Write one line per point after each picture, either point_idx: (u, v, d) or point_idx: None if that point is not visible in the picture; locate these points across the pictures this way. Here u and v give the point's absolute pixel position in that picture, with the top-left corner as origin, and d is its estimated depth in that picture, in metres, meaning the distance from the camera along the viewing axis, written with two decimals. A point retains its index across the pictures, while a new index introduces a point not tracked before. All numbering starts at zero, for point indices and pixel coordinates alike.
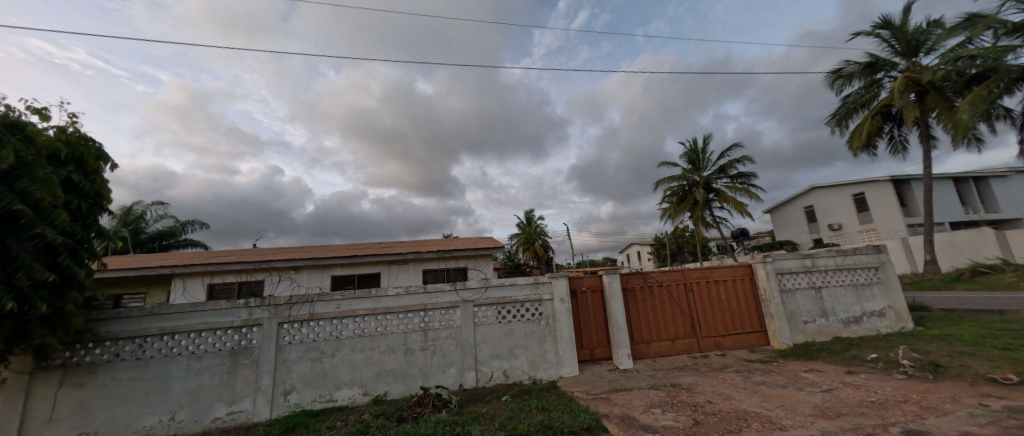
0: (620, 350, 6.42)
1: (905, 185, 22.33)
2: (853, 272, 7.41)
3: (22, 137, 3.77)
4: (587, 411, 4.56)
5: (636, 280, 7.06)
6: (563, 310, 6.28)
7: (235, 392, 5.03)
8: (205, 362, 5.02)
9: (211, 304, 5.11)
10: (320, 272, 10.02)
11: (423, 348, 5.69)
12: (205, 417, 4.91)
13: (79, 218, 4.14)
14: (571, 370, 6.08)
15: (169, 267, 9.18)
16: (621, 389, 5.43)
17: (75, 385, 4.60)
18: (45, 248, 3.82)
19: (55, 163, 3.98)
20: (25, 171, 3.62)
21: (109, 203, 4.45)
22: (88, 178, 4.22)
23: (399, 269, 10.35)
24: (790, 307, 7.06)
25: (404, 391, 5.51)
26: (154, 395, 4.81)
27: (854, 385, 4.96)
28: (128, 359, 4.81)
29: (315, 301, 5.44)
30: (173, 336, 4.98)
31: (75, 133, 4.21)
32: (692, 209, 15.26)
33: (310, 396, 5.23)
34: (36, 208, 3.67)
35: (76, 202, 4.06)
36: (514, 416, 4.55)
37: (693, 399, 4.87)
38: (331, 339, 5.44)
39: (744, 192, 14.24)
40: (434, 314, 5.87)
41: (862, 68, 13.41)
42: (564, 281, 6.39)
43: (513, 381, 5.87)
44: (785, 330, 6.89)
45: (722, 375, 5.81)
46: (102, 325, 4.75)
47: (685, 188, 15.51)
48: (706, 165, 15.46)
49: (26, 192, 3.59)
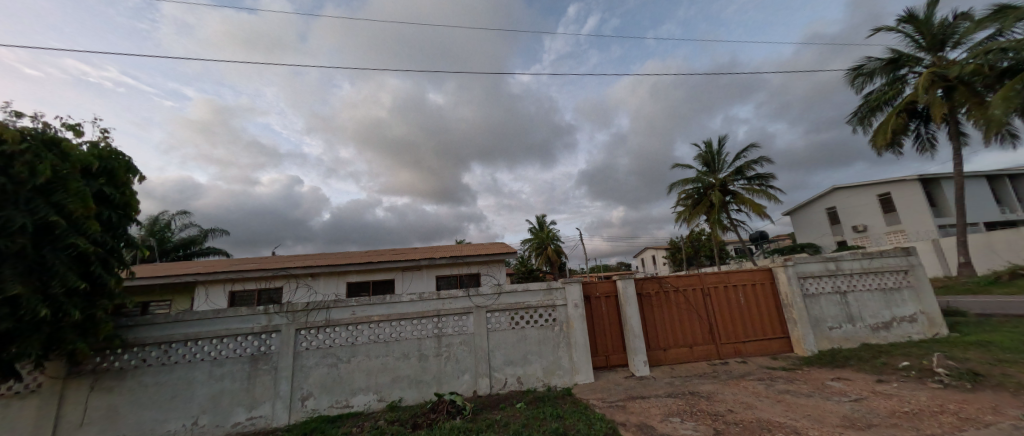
0: (636, 357, 6.32)
1: (935, 184, 21.46)
2: (881, 275, 7.13)
3: (58, 153, 3.99)
4: (603, 419, 4.49)
5: (652, 285, 6.96)
6: (577, 316, 6.23)
7: (255, 397, 5.14)
8: (227, 368, 5.15)
9: (232, 310, 5.25)
10: (336, 279, 10.22)
11: (437, 354, 5.72)
12: (227, 421, 5.02)
13: (111, 228, 4.36)
14: (586, 377, 6.01)
15: (192, 275, 9.50)
16: (638, 396, 5.33)
17: (105, 390, 4.78)
18: (78, 257, 4.01)
19: (87, 175, 4.18)
20: (61, 185, 3.85)
21: (138, 214, 4.67)
22: (118, 190, 4.44)
23: (412, 275, 10.41)
24: (814, 312, 6.83)
25: (418, 397, 5.54)
26: (178, 399, 4.95)
27: (885, 394, 4.74)
28: (154, 364, 4.97)
29: (331, 307, 5.53)
30: (196, 342, 5.13)
31: (107, 148, 4.42)
32: (708, 211, 14.91)
33: (327, 402, 5.30)
34: (71, 219, 3.88)
35: (107, 213, 4.28)
36: (530, 424, 4.51)
37: (713, 408, 4.73)
38: (347, 345, 5.52)
39: (762, 193, 13.81)
40: (448, 320, 5.89)
41: (884, 64, 12.97)
42: (577, 286, 6.33)
43: (527, 388, 5.83)
44: (809, 336, 6.67)
45: (744, 383, 5.65)
46: (130, 331, 4.93)
47: (700, 191, 15.18)
48: (721, 167, 15.13)
49: (61, 204, 3.81)
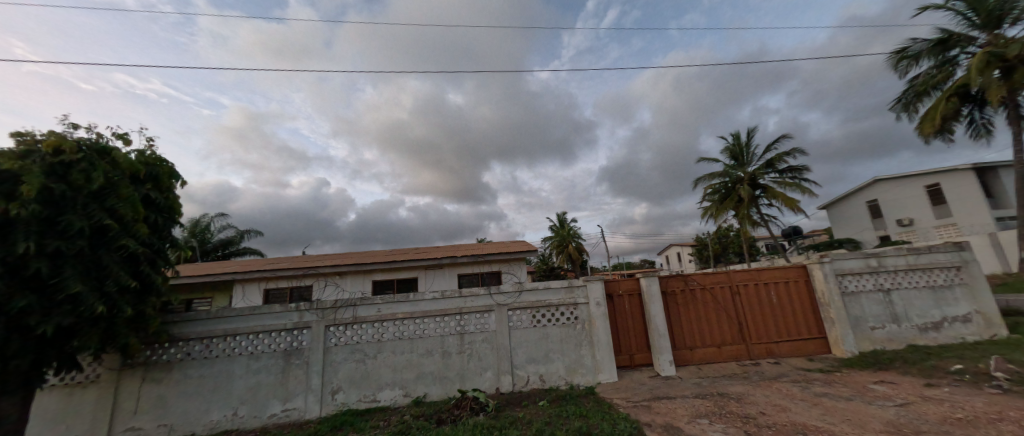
0: (661, 357, 6.19)
1: (992, 173, 19.83)
2: (930, 272, 6.66)
3: (110, 160, 4.32)
4: (627, 419, 4.43)
5: (677, 283, 6.78)
6: (599, 314, 6.16)
7: (289, 390, 5.38)
8: (263, 362, 5.42)
9: (267, 307, 5.52)
10: (362, 277, 10.54)
11: (460, 351, 5.80)
12: (264, 413, 5.29)
13: (157, 230, 4.68)
14: (609, 376, 5.95)
15: (230, 274, 10.03)
16: (664, 397, 5.22)
17: (155, 381, 5.14)
18: (129, 258, 4.33)
19: (136, 181, 4.50)
20: (113, 190, 4.17)
21: (180, 216, 4.99)
22: (163, 194, 4.76)
23: (435, 273, 10.59)
24: (854, 311, 6.47)
25: (442, 393, 5.64)
26: (219, 391, 5.26)
27: (935, 399, 4.44)
28: (197, 358, 5.30)
29: (358, 305, 5.71)
30: (234, 337, 5.43)
31: (152, 155, 4.74)
32: (737, 207, 14.36)
33: (356, 396, 5.49)
34: (122, 222, 4.20)
35: (153, 216, 4.60)
36: (553, 422, 4.51)
37: (743, 410, 4.57)
38: (374, 342, 5.69)
39: (795, 187, 13.16)
40: (470, 317, 5.97)
41: (932, 45, 12.07)
42: (599, 284, 6.27)
43: (550, 386, 5.83)
44: (849, 336, 6.32)
45: (777, 385, 5.42)
46: (175, 327, 5.28)
47: (728, 185, 14.64)
48: (750, 160, 14.54)
49: (113, 208, 4.13)
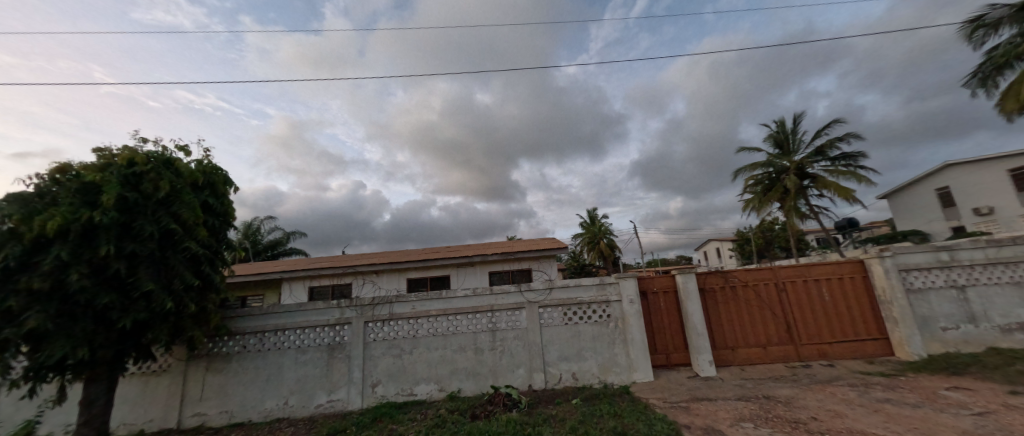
0: (700, 357, 5.95)
1: None
2: (1015, 267, 5.93)
3: (174, 170, 4.76)
4: (664, 420, 4.30)
5: (716, 280, 6.48)
6: (633, 312, 6.02)
7: (333, 382, 5.69)
8: (309, 355, 5.77)
9: (311, 304, 5.87)
10: (397, 275, 10.92)
11: (492, 348, 5.88)
12: (311, 403, 5.63)
13: (214, 233, 5.10)
14: (644, 375, 5.80)
15: (278, 272, 10.74)
16: (704, 398, 5.02)
17: (217, 371, 5.62)
18: (192, 258, 4.75)
19: (196, 188, 4.93)
20: (177, 197, 4.59)
21: (234, 220, 5.40)
22: (219, 200, 5.17)
23: (466, 271, 10.79)
24: (921, 310, 5.89)
25: (476, 388, 5.75)
26: (272, 381, 5.66)
27: (1021, 409, 3.96)
28: (252, 351, 5.73)
29: (394, 302, 5.93)
30: (283, 332, 5.82)
31: (209, 164, 5.17)
32: (782, 198, 13.46)
33: (394, 389, 5.71)
34: (185, 226, 4.61)
35: (211, 220, 5.01)
36: (587, 421, 4.47)
37: (793, 414, 4.30)
38: (410, 337, 5.89)
39: (849, 175, 12.15)
40: (501, 315, 6.03)
41: (1015, 11, 10.70)
42: (632, 281, 6.12)
43: (583, 384, 5.77)
44: (915, 338, 5.77)
45: (830, 388, 5.05)
46: (232, 322, 5.74)
47: (772, 176, 13.76)
48: (797, 148, 13.57)
49: (177, 213, 4.54)
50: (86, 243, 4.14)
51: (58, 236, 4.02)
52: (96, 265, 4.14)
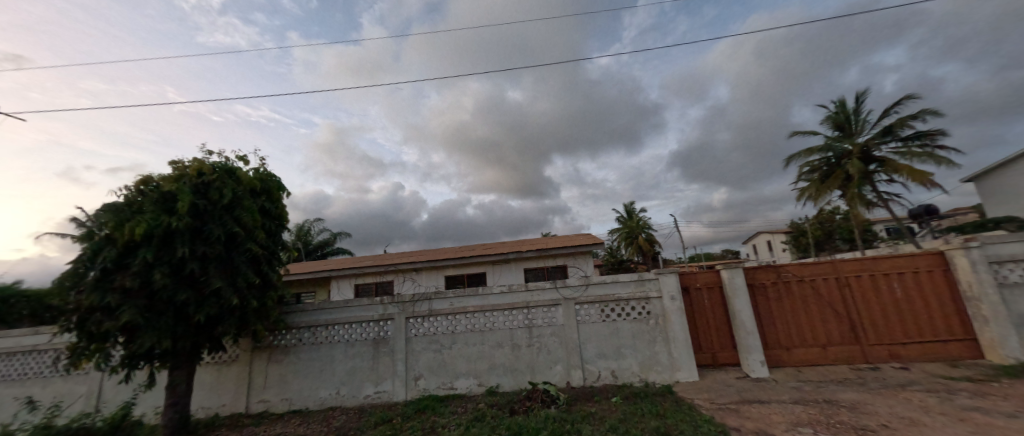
0: (750, 357, 5.59)
1: None
2: None
3: (236, 179, 5.22)
4: (711, 422, 4.11)
5: (767, 275, 6.05)
6: (674, 309, 5.78)
7: (379, 374, 5.99)
8: (356, 349, 6.11)
9: (356, 301, 6.20)
10: (435, 273, 11.25)
11: (529, 344, 5.90)
12: (360, 393, 5.96)
13: (271, 235, 5.54)
14: (688, 374, 5.57)
15: (327, 271, 11.44)
16: (755, 400, 4.73)
17: (277, 361, 6.11)
18: (253, 259, 5.19)
19: (255, 194, 5.38)
20: (239, 203, 5.04)
21: (288, 223, 5.82)
22: (274, 204, 5.61)
23: (501, 268, 10.89)
24: (1016, 307, 5.22)
25: (514, 384, 5.80)
26: (324, 372, 6.05)
27: None
28: (306, 343, 6.17)
29: (432, 298, 6.11)
30: (333, 326, 6.20)
31: (265, 172, 5.61)
32: (843, 186, 12.29)
33: (435, 383, 5.91)
34: (247, 229, 5.05)
35: (268, 223, 5.45)
36: (628, 420, 4.38)
37: (859, 421, 3.94)
38: (449, 333, 6.06)
39: (925, 157, 10.85)
40: (537, 311, 6.03)
41: None
42: (673, 277, 5.87)
43: (623, 383, 5.64)
44: (1012, 338, 5.08)
45: (904, 394, 4.57)
46: (289, 317, 6.20)
47: (831, 161, 12.60)
48: (861, 129, 12.32)
49: (239, 217, 4.99)
50: (166, 246, 4.65)
51: (144, 240, 4.54)
52: (174, 265, 4.64)
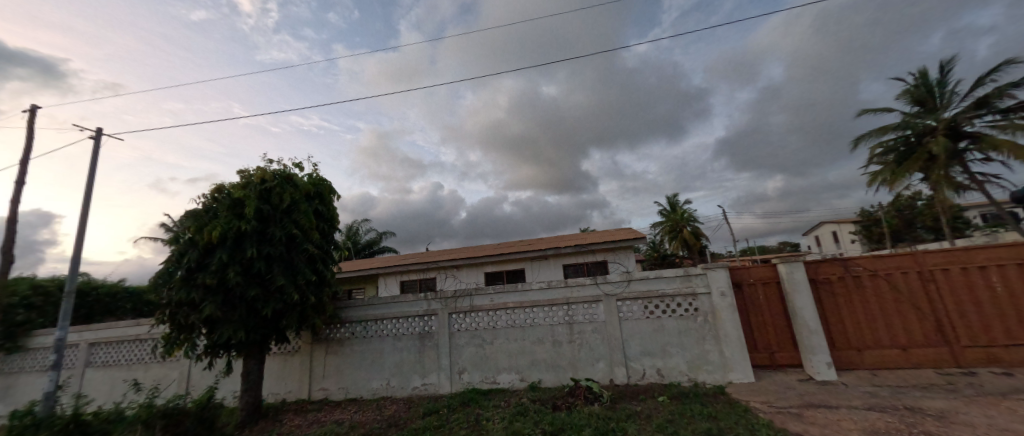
0: (814, 358, 5.13)
1: None
2: None
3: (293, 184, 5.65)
4: (770, 426, 3.83)
5: (832, 269, 5.51)
6: (725, 305, 5.44)
7: (425, 367, 6.23)
8: (403, 342, 6.39)
9: (402, 296, 6.48)
10: (476, 269, 11.46)
11: (570, 341, 5.84)
12: (408, 385, 6.23)
13: (325, 236, 5.93)
14: (742, 375, 5.23)
15: (376, 268, 12.05)
16: (821, 405, 4.34)
17: (333, 353, 6.55)
18: (310, 258, 5.60)
19: (309, 198, 5.78)
20: (296, 207, 5.45)
21: (339, 224, 6.19)
22: (327, 207, 5.99)
23: (541, 264, 10.86)
24: None
25: (556, 380, 5.77)
26: (375, 364, 6.39)
27: None
28: (358, 337, 6.55)
29: (473, 294, 6.23)
30: (382, 321, 6.52)
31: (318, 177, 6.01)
32: (927, 167, 10.87)
33: (479, 376, 6.03)
34: (304, 230, 5.45)
35: (321, 225, 5.83)
36: (676, 420, 4.20)
37: (949, 432, 3.49)
38: (490, 328, 6.15)
39: None
40: (578, 307, 5.95)
41: None
42: (723, 272, 5.53)
43: (670, 381, 5.42)
44: None
45: (1007, 403, 3.97)
46: (342, 311, 6.62)
47: (911, 140, 11.16)
48: (948, 102, 10.80)
49: (297, 220, 5.39)
50: (237, 247, 5.14)
51: (219, 242, 5.05)
52: (244, 264, 5.11)
